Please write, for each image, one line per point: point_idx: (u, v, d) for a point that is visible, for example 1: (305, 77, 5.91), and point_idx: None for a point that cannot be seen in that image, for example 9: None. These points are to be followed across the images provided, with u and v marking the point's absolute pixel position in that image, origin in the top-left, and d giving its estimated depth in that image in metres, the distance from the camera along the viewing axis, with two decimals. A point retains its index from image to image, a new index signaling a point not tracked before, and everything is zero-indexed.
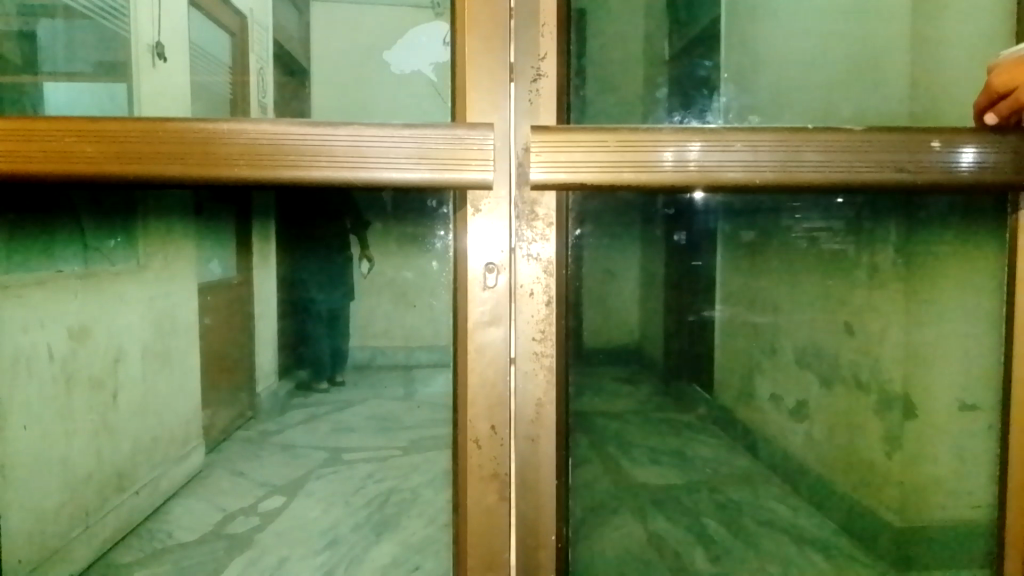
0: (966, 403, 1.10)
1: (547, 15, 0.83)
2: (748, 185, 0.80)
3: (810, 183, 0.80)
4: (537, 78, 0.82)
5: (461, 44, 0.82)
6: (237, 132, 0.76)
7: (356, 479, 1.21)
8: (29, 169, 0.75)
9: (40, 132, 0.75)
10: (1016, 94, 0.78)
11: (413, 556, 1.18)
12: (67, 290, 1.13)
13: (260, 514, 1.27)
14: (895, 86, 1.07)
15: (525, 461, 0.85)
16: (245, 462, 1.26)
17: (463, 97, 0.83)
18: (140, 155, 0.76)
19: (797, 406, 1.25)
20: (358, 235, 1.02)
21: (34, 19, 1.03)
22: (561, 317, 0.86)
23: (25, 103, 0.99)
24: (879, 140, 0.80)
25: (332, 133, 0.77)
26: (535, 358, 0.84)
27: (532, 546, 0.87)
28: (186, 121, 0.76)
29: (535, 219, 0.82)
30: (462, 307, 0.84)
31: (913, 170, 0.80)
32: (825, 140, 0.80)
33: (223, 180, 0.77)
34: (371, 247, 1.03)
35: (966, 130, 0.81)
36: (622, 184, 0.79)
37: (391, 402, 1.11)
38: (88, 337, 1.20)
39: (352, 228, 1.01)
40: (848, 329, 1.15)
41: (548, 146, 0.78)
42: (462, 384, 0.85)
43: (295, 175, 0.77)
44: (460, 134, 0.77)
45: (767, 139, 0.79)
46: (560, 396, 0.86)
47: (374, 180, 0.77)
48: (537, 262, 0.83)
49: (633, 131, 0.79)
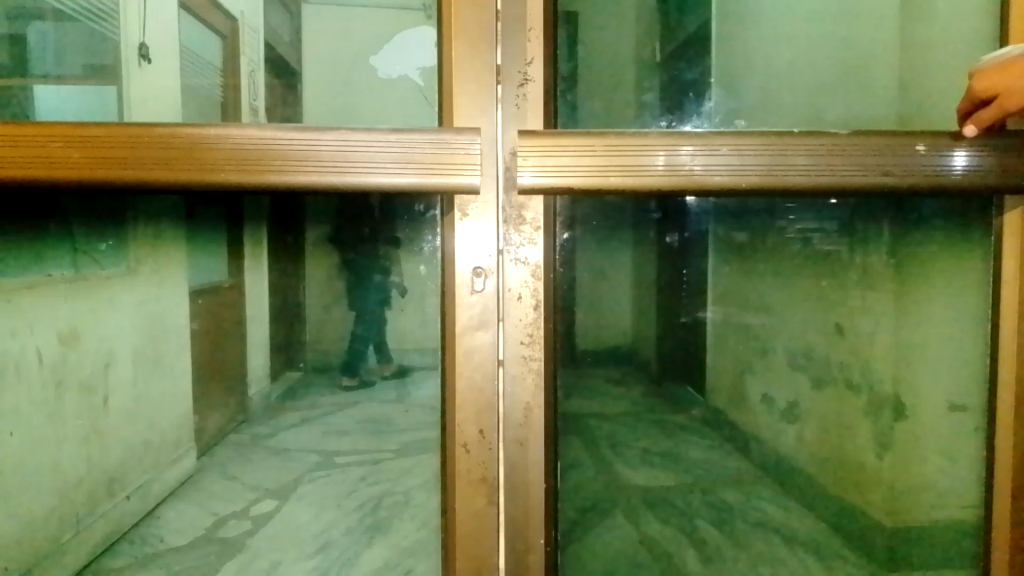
0: (955, 403, 1.12)
1: (534, 19, 0.82)
2: (735, 190, 0.80)
3: (797, 187, 0.80)
4: (524, 82, 0.82)
5: (449, 47, 0.82)
6: (225, 136, 0.75)
7: (349, 481, 1.21)
8: (16, 175, 0.74)
9: (25, 139, 0.74)
10: (1001, 102, 0.76)
11: (404, 558, 1.21)
12: (54, 294, 1.14)
13: (252, 519, 1.26)
14: (884, 90, 1.08)
15: (513, 465, 0.85)
16: (240, 465, 1.28)
17: (450, 102, 0.82)
18: (128, 160, 0.75)
19: (789, 407, 1.22)
20: (387, 251, 1.03)
21: (24, 22, 1.07)
22: (549, 321, 0.85)
23: (15, 103, 1.03)
24: (865, 144, 0.80)
25: (318, 138, 0.76)
26: (523, 362, 0.83)
27: (521, 549, 0.87)
28: (172, 125, 0.75)
29: (523, 223, 0.82)
30: (450, 309, 0.84)
31: (901, 174, 0.80)
32: (812, 144, 0.79)
33: (212, 185, 0.76)
34: (399, 261, 1.03)
35: (952, 134, 0.81)
36: (610, 188, 0.79)
37: (384, 405, 1.11)
38: (78, 341, 1.19)
39: (369, 236, 1.03)
40: (838, 330, 1.16)
41: (536, 151, 0.78)
42: (450, 387, 0.84)
43: (282, 180, 0.76)
44: (447, 139, 0.77)
45: (754, 142, 0.79)
46: (549, 399, 0.86)
47: (361, 184, 0.77)
48: (525, 266, 0.82)
49: (621, 135, 0.78)
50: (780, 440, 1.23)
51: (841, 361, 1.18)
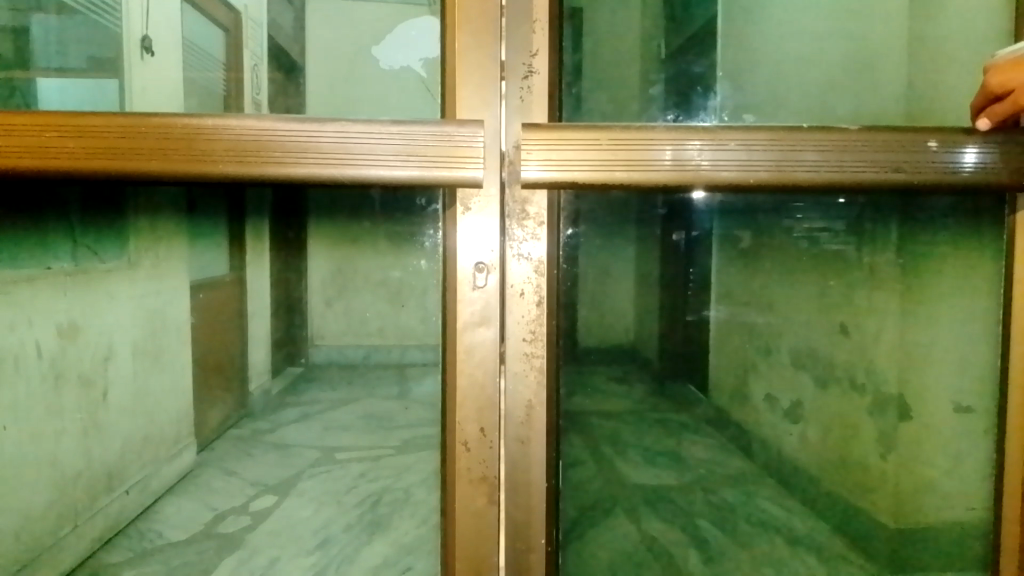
0: (960, 404, 1.00)
1: (540, 11, 0.77)
2: (742, 186, 0.73)
3: (804, 184, 0.73)
4: (528, 74, 0.76)
5: (450, 40, 0.77)
6: (224, 126, 0.69)
7: (348, 479, 1.41)
8: (5, 165, 0.67)
9: (10, 127, 0.67)
10: (1017, 95, 0.69)
11: (405, 557, 1.21)
12: (56, 286, 1.15)
13: (251, 513, 1.37)
14: (892, 84, 1.08)
15: (515, 465, 0.79)
16: (236, 459, 1.57)
17: (451, 95, 0.77)
18: (122, 151, 0.68)
19: (794, 407, 1.39)
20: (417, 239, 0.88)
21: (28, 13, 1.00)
22: (554, 318, 0.80)
23: (18, 96, 0.96)
24: (879, 139, 0.72)
25: (319, 129, 0.70)
26: (525, 359, 0.78)
27: (522, 549, 0.81)
28: (170, 114, 0.69)
29: (526, 218, 0.76)
30: (450, 306, 0.79)
31: (911, 171, 0.72)
32: (822, 138, 0.72)
33: (210, 179, 0.69)
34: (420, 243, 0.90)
35: (965, 128, 0.73)
36: (613, 184, 0.73)
37: (386, 401, 1.09)
38: (79, 334, 1.22)
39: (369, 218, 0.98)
40: (843, 330, 1.22)
41: (540, 144, 0.72)
42: (450, 386, 0.79)
43: (280, 172, 0.70)
44: (449, 130, 0.72)
45: (762, 137, 0.72)
46: (551, 398, 0.80)
47: (361, 177, 0.71)
48: (528, 261, 0.77)
49: (626, 129, 0.72)
50: (784, 442, 1.41)
51: (845, 361, 1.22)
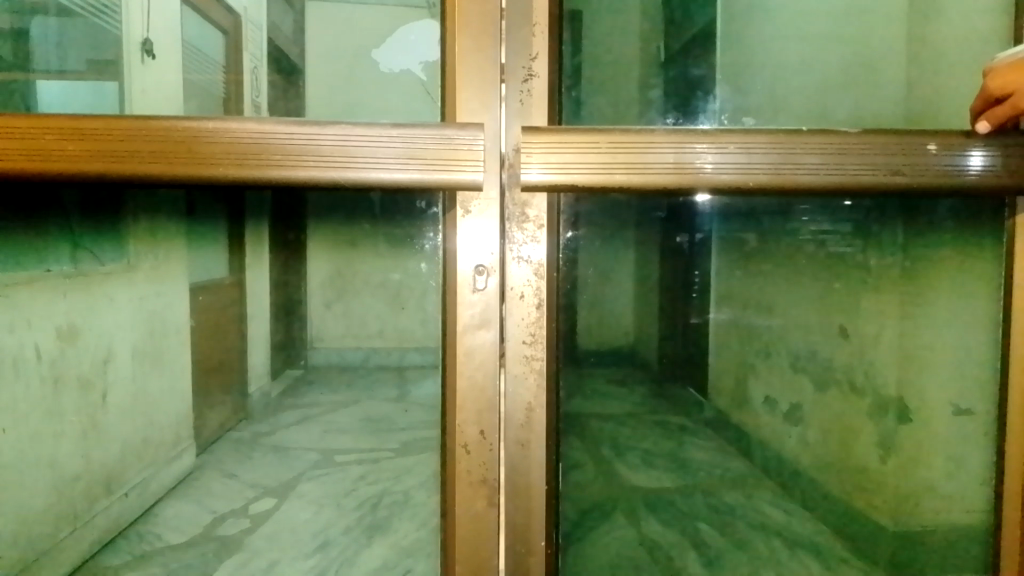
0: (960, 407, 0.98)
1: (540, 14, 0.77)
2: (742, 189, 0.73)
3: (804, 187, 0.73)
4: (528, 78, 0.77)
5: (450, 43, 0.77)
6: (225, 129, 0.69)
7: (348, 481, 1.41)
8: (5, 168, 0.67)
9: (11, 129, 0.67)
10: (1016, 99, 0.69)
11: (405, 559, 1.21)
12: (56, 288, 1.16)
13: (251, 516, 1.37)
14: (890, 87, 1.09)
15: (514, 468, 0.79)
16: (235, 462, 1.54)
17: (451, 98, 0.77)
18: (122, 153, 0.68)
19: (793, 408, 1.40)
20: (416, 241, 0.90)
21: (27, 15, 0.99)
22: (554, 321, 0.80)
23: (18, 99, 0.96)
24: (879, 142, 0.72)
25: (319, 131, 0.70)
26: (525, 362, 0.78)
27: (522, 551, 0.81)
28: (170, 117, 0.69)
29: (526, 221, 0.76)
30: (450, 308, 0.79)
31: (910, 174, 0.73)
32: (821, 141, 0.73)
33: (210, 182, 0.69)
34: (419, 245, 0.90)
35: (964, 131, 0.73)
36: (613, 187, 0.73)
37: (386, 403, 1.10)
38: (77, 338, 1.21)
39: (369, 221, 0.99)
40: (843, 333, 1.22)
41: (540, 147, 0.73)
42: (450, 389, 0.79)
43: (280, 175, 0.70)
44: (449, 133, 0.72)
45: (761, 140, 0.72)
46: (551, 400, 0.80)
47: (361, 180, 0.71)
48: (528, 264, 0.77)
49: (625, 132, 0.72)
50: (782, 443, 1.44)
51: (844, 362, 1.23)
